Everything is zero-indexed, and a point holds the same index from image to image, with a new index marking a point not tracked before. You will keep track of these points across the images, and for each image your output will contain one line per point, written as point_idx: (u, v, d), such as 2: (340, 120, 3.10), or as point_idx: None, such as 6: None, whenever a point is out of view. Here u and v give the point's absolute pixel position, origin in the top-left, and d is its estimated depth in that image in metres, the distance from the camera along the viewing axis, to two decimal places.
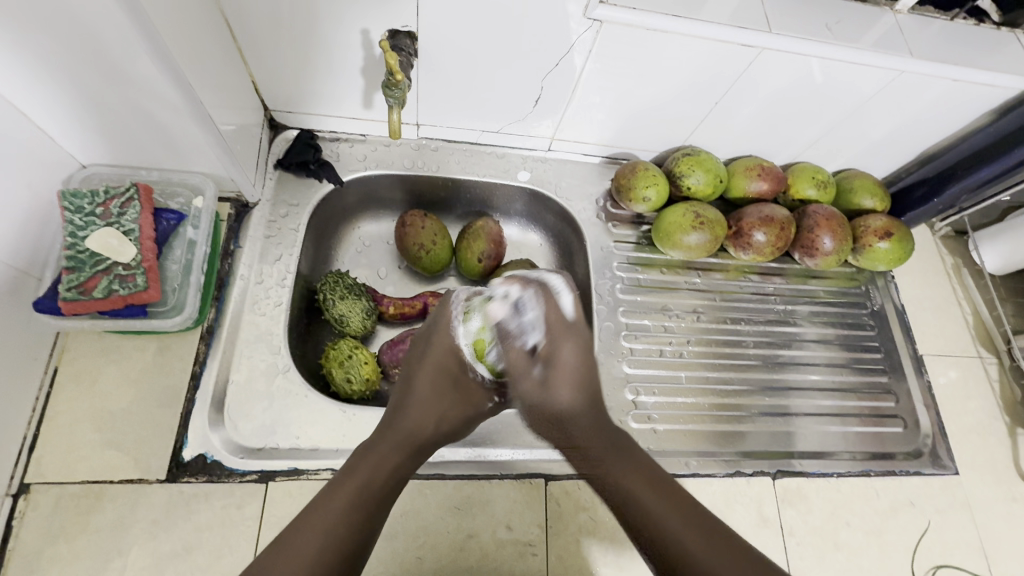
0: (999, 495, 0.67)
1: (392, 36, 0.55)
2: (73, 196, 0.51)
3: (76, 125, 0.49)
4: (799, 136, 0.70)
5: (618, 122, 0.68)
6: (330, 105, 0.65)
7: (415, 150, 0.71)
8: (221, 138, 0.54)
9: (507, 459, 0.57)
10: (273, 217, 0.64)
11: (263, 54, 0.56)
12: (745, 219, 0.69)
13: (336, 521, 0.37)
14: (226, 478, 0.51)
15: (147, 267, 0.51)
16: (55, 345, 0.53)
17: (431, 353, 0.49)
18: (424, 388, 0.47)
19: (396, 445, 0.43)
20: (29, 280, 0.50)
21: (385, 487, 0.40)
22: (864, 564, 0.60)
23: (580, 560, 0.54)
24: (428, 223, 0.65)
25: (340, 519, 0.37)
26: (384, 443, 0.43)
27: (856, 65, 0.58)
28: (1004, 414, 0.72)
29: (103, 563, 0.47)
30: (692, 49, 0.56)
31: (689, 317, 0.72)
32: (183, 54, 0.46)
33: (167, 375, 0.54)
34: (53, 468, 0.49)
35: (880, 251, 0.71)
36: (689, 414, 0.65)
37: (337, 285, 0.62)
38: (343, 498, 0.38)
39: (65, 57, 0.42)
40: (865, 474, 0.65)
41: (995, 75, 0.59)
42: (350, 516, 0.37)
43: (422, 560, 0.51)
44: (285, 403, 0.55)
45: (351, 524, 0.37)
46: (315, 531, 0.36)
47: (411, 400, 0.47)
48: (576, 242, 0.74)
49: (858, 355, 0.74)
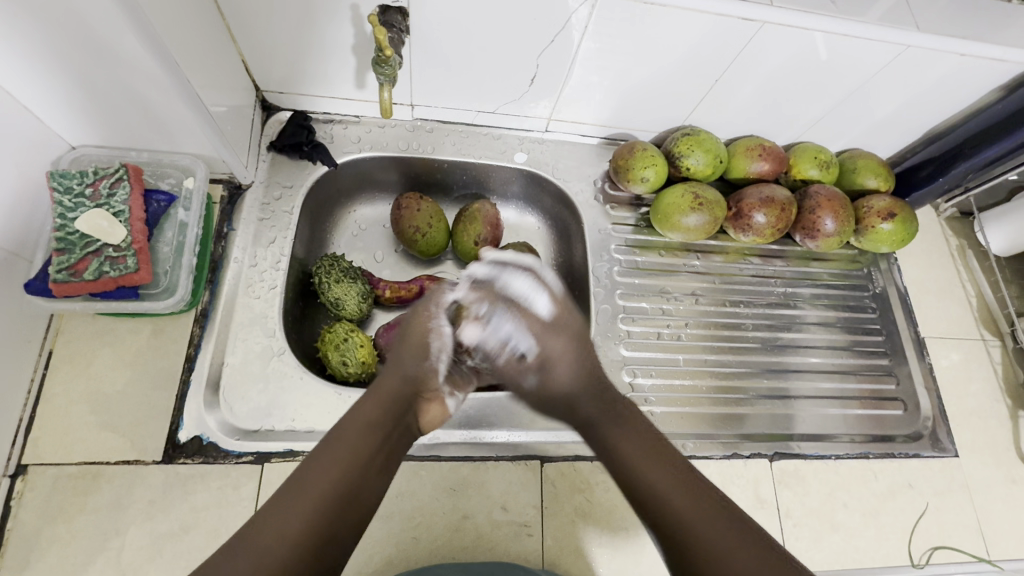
0: (1000, 478, 0.67)
1: (383, 12, 0.54)
2: (62, 176, 0.51)
3: (64, 105, 0.49)
4: (801, 115, 0.69)
5: (616, 101, 0.67)
6: (324, 85, 0.64)
7: (410, 131, 0.70)
8: (211, 118, 0.53)
9: (503, 441, 0.57)
10: (266, 200, 0.63)
11: (254, 34, 0.56)
12: (745, 200, 0.67)
13: (317, 498, 0.38)
14: (223, 460, 0.51)
15: (137, 248, 0.51)
16: (49, 327, 0.53)
17: (413, 321, 0.51)
18: (405, 352, 0.49)
19: (379, 411, 0.45)
20: (20, 262, 0.50)
21: (364, 451, 0.42)
22: (861, 546, 0.60)
23: (576, 541, 0.54)
24: (424, 206, 0.65)
25: (319, 493, 0.38)
26: (368, 408, 0.44)
27: (861, 39, 0.56)
28: (1006, 397, 0.71)
29: (102, 542, 0.48)
30: (692, 23, 0.55)
31: (688, 300, 0.71)
32: (170, 31, 0.45)
33: (161, 357, 0.54)
34: (49, 448, 0.49)
35: (882, 233, 0.70)
36: (687, 397, 0.65)
37: (332, 269, 0.61)
38: (333, 467, 0.40)
39: (50, 36, 0.41)
40: (863, 457, 0.64)
41: (1004, 49, 0.58)
42: (333, 483, 0.39)
43: (418, 540, 0.52)
44: (281, 385, 0.55)
45: (333, 493, 0.39)
46: (289, 516, 0.37)
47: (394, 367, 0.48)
48: (573, 223, 0.73)
49: (859, 337, 0.73)
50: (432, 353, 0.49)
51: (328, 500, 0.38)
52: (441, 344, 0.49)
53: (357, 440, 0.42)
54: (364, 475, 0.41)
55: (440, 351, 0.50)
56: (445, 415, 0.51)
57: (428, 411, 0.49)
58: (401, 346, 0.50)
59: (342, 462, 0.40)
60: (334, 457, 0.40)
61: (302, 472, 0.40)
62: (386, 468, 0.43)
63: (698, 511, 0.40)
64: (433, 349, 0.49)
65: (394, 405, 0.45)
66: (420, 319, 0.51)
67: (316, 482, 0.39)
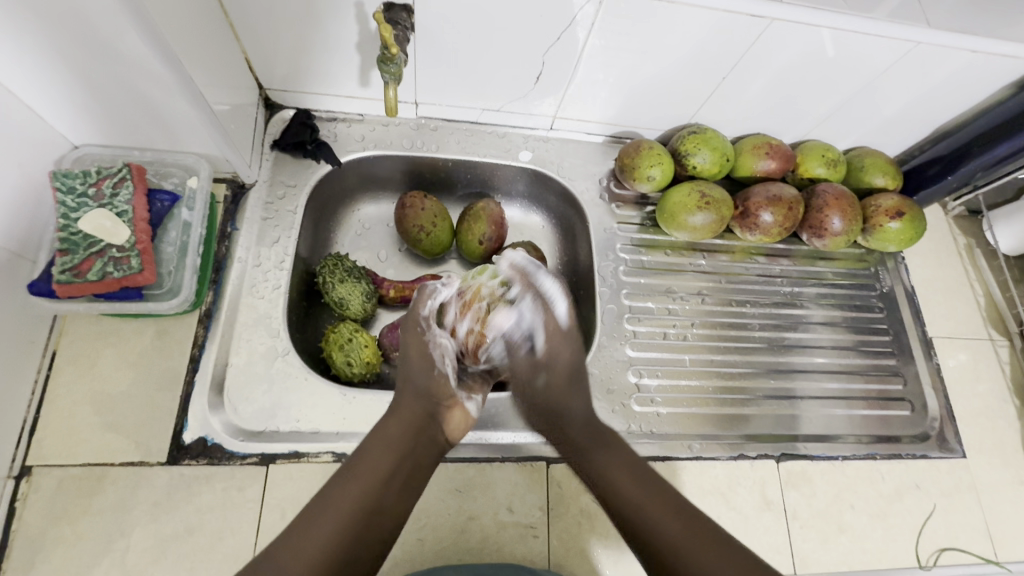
0: (1007, 478, 0.66)
1: (387, 9, 0.53)
2: (65, 176, 0.50)
3: (67, 105, 0.48)
4: (808, 112, 0.68)
5: (622, 99, 0.66)
6: (327, 83, 0.63)
7: (415, 129, 0.70)
8: (214, 117, 0.53)
9: (509, 442, 0.57)
10: (270, 199, 0.63)
11: (257, 32, 0.55)
12: (752, 199, 0.67)
13: (336, 520, 0.39)
14: (227, 461, 0.51)
15: (141, 248, 0.51)
16: (52, 328, 0.53)
17: (408, 334, 0.52)
18: (410, 366, 0.50)
19: (395, 430, 0.46)
20: (23, 262, 0.50)
21: (384, 469, 0.43)
22: (868, 547, 0.60)
23: (583, 542, 0.54)
24: (428, 205, 0.64)
25: (338, 513, 0.39)
26: (384, 427, 0.46)
27: (870, 36, 0.56)
28: (1014, 397, 0.71)
29: (106, 545, 0.47)
30: (699, 21, 0.54)
31: (694, 300, 0.71)
32: (173, 30, 0.45)
33: (165, 358, 0.54)
34: (54, 450, 0.49)
35: (890, 232, 0.70)
36: (693, 397, 0.65)
37: (337, 268, 0.61)
38: (353, 487, 0.41)
39: (51, 34, 0.41)
40: (870, 458, 0.64)
41: (1016, 46, 0.57)
42: (353, 503, 0.40)
43: (423, 542, 0.52)
44: (285, 386, 0.55)
45: (357, 508, 0.40)
46: (313, 534, 0.38)
47: (407, 384, 0.50)
48: (578, 222, 0.73)
49: (866, 337, 0.73)
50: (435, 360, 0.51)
51: (353, 518, 0.40)
52: (441, 351, 0.52)
53: (374, 458, 0.43)
54: (386, 490, 0.42)
55: (444, 358, 0.52)
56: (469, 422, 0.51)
57: (452, 418, 0.50)
58: (407, 362, 0.51)
59: (361, 482, 0.41)
60: (353, 478, 0.42)
61: (325, 491, 0.41)
62: (408, 482, 0.44)
63: (675, 522, 0.42)
64: (436, 358, 0.51)
65: (408, 422, 0.46)
66: (415, 333, 0.52)
67: (339, 500, 0.40)
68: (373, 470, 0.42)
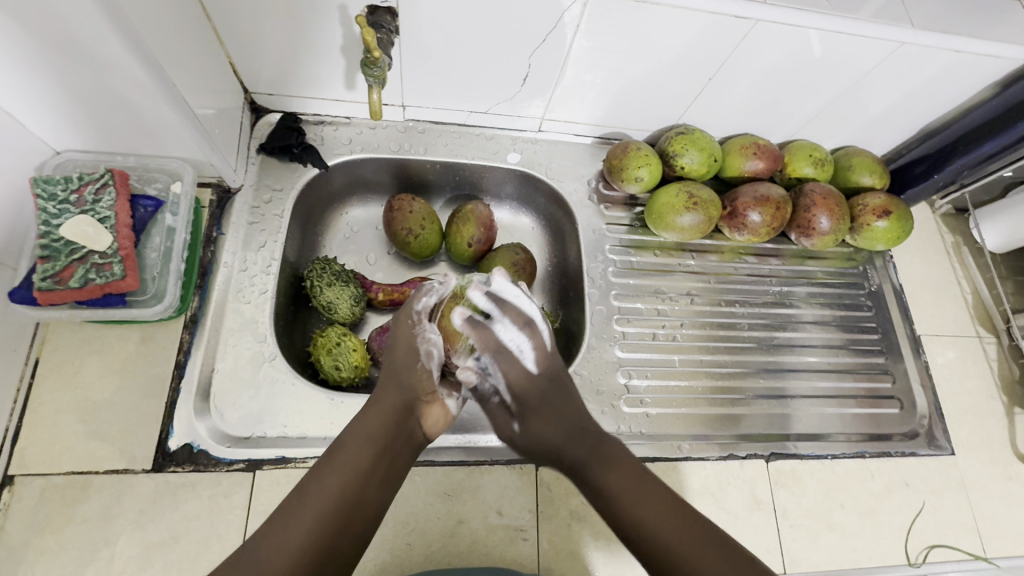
0: (996, 475, 0.67)
1: (371, 12, 0.53)
2: (45, 182, 0.50)
3: (46, 111, 0.48)
4: (796, 112, 0.68)
5: (609, 100, 0.66)
6: (313, 86, 0.63)
7: (402, 132, 0.69)
8: (197, 122, 0.53)
9: (497, 445, 0.57)
10: (256, 203, 0.63)
11: (240, 35, 0.55)
12: (740, 199, 0.67)
13: (317, 513, 0.39)
14: (213, 468, 0.51)
15: (124, 254, 0.50)
16: (35, 335, 0.52)
17: (397, 326, 0.52)
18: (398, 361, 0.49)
19: (376, 423, 0.45)
20: (4, 269, 0.50)
21: (363, 461, 0.43)
22: (858, 545, 0.60)
23: (572, 544, 0.54)
24: (417, 207, 0.64)
25: (319, 506, 0.39)
26: (365, 419, 0.45)
27: (854, 37, 0.56)
28: (1002, 394, 0.71)
29: (90, 553, 0.47)
30: (684, 22, 0.54)
31: (684, 300, 0.71)
32: (152, 33, 0.44)
33: (150, 364, 0.53)
34: (37, 458, 0.49)
35: (878, 230, 0.70)
36: (683, 398, 0.65)
37: (324, 272, 0.60)
38: (335, 478, 0.41)
39: (27, 39, 0.40)
40: (860, 456, 0.64)
41: (999, 45, 0.57)
42: (335, 494, 0.40)
43: (412, 547, 0.51)
44: (272, 391, 0.55)
45: (339, 502, 0.40)
46: (295, 526, 0.38)
47: (392, 377, 0.49)
48: (567, 224, 0.73)
49: (856, 336, 0.73)
50: (421, 354, 0.50)
51: (335, 509, 0.40)
52: (429, 346, 0.50)
53: (354, 454, 0.43)
54: (365, 485, 0.42)
55: (430, 354, 0.50)
56: (448, 418, 0.51)
57: (429, 415, 0.49)
58: (392, 358, 0.50)
59: (342, 473, 0.41)
60: (334, 470, 0.41)
61: (309, 479, 0.41)
62: (387, 477, 0.44)
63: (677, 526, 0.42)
64: (422, 353, 0.49)
65: (389, 416, 0.46)
66: (404, 326, 0.51)
67: (321, 491, 0.40)
68: (354, 461, 0.42)
